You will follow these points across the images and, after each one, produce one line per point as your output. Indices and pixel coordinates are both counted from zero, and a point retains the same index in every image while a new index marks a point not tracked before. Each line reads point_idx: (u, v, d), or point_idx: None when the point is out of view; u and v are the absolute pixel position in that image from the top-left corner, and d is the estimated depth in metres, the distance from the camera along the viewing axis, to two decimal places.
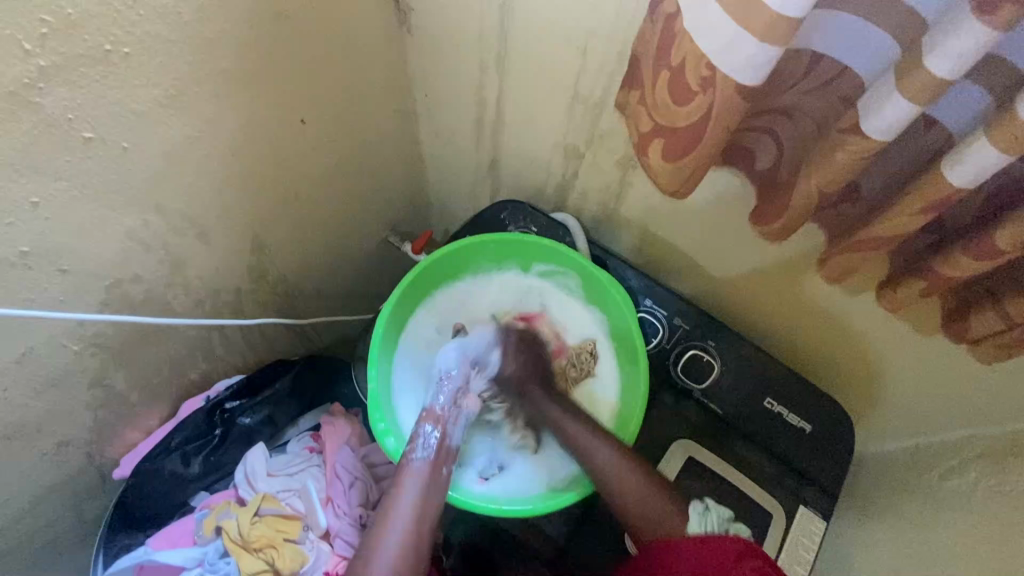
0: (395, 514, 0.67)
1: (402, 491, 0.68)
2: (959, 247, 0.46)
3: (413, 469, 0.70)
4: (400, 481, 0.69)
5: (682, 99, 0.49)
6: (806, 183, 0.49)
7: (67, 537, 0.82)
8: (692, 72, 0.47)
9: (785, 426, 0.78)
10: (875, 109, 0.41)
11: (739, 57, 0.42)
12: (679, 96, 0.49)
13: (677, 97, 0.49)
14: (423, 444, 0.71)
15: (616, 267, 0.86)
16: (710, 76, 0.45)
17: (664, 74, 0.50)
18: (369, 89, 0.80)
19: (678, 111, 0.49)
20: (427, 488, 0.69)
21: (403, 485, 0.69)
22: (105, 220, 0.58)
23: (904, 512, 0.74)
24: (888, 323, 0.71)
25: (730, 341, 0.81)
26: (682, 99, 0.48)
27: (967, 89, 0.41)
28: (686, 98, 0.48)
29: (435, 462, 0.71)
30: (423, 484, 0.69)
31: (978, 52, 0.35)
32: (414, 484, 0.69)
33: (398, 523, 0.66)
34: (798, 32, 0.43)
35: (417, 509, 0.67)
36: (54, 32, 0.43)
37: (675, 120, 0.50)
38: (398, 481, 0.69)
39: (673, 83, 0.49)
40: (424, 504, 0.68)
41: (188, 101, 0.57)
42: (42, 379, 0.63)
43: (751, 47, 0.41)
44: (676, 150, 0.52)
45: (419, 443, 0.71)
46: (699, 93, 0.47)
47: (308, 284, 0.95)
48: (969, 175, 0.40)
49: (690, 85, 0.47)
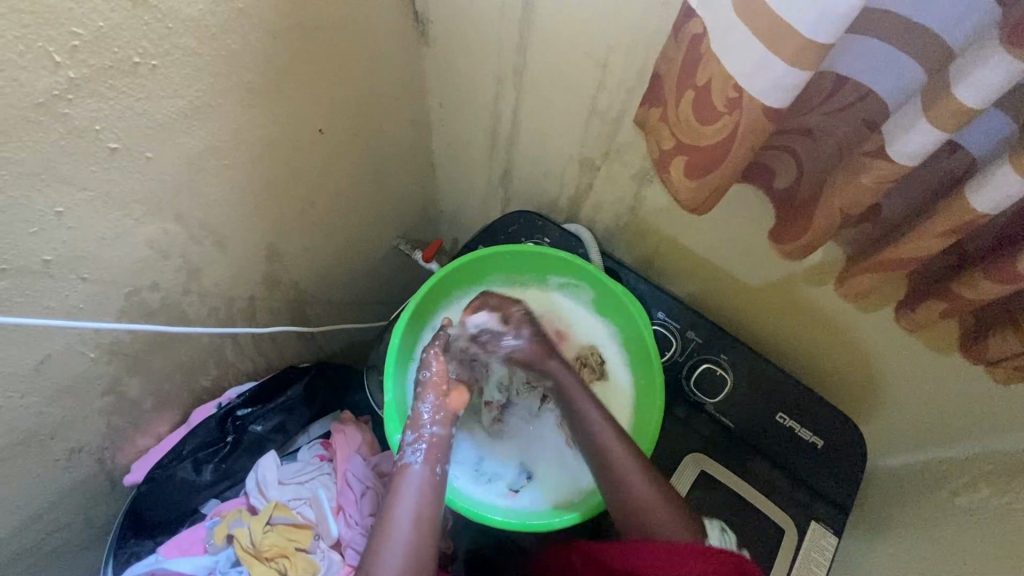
0: (395, 524, 0.64)
1: (401, 498, 0.65)
2: (981, 270, 0.46)
3: (409, 474, 0.66)
4: (397, 487, 0.66)
5: (707, 118, 0.49)
6: (829, 203, 0.49)
7: (79, 542, 0.82)
8: (718, 91, 0.47)
9: (797, 442, 0.77)
10: (901, 133, 0.41)
11: (768, 80, 0.42)
12: (705, 114, 0.49)
13: (702, 115, 0.49)
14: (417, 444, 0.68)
15: (629, 279, 0.85)
16: (736, 97, 0.45)
17: (689, 93, 0.50)
18: (386, 99, 0.80)
19: (703, 129, 0.49)
20: (424, 497, 0.66)
21: (400, 492, 0.66)
22: (127, 229, 0.58)
23: (917, 530, 0.74)
24: (903, 341, 0.71)
25: (745, 356, 0.80)
26: (707, 119, 0.49)
27: (993, 119, 0.41)
28: (713, 118, 0.48)
29: (429, 463, 0.68)
30: (419, 489, 0.66)
31: (1009, 81, 0.35)
32: (411, 492, 0.65)
33: (399, 534, 0.64)
34: (823, 57, 0.43)
35: (415, 517, 0.65)
36: (85, 44, 0.44)
37: (700, 138, 0.50)
38: (397, 485, 0.66)
39: (697, 102, 0.49)
40: (422, 517, 0.65)
41: (210, 112, 0.57)
42: (59, 385, 0.63)
43: (780, 70, 0.41)
44: (699, 168, 0.53)
45: (412, 446, 0.68)
46: (725, 113, 0.47)
47: (320, 292, 0.95)
48: (995, 201, 0.40)
49: (717, 105, 0.47)
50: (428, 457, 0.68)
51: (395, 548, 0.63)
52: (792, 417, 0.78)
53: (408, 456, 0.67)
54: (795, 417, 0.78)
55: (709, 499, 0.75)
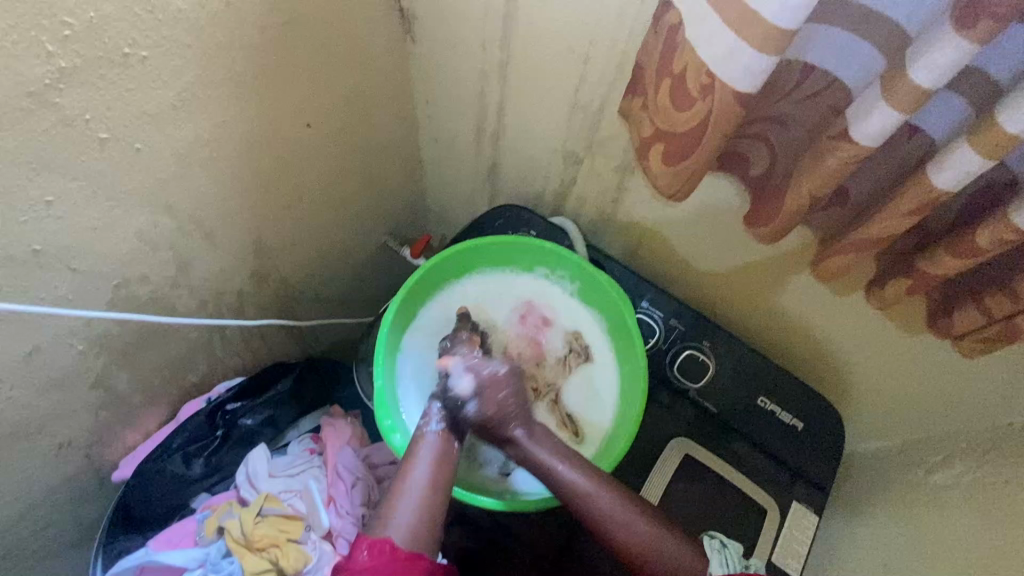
0: (409, 483, 0.65)
1: (417, 461, 0.67)
2: (943, 247, 0.48)
3: (427, 440, 0.68)
4: (415, 450, 0.68)
5: (682, 105, 0.51)
6: (799, 186, 0.51)
7: (66, 540, 0.81)
8: (693, 78, 0.49)
9: (777, 424, 0.80)
10: (864, 115, 0.43)
11: (737, 67, 0.44)
12: (681, 102, 0.51)
13: (678, 103, 0.51)
14: (440, 413, 0.70)
15: (613, 270, 0.87)
16: (710, 84, 0.47)
17: (666, 82, 0.53)
18: (374, 95, 0.81)
19: (680, 116, 0.52)
20: (438, 464, 0.67)
21: (417, 455, 0.67)
22: (117, 220, 0.59)
23: (895, 508, 0.76)
24: (876, 325, 0.74)
25: (726, 342, 0.83)
26: (683, 106, 0.51)
27: (949, 100, 0.43)
28: (688, 105, 0.50)
29: (449, 434, 0.70)
30: (435, 455, 0.67)
31: (959, 63, 0.37)
32: (427, 457, 0.67)
33: (413, 492, 0.64)
34: (790, 43, 0.45)
35: (430, 481, 0.65)
36: (76, 34, 0.45)
37: (676, 125, 0.53)
38: (414, 451, 0.67)
39: (674, 91, 0.52)
40: (438, 483, 0.66)
41: (199, 104, 0.58)
42: (48, 378, 0.63)
43: (749, 57, 0.43)
44: (676, 154, 0.55)
45: (434, 415, 0.70)
46: (698, 99, 0.49)
47: (309, 287, 0.96)
48: (953, 177, 0.42)
49: (691, 92, 0.49)
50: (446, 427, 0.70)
51: (409, 505, 0.63)
52: (772, 401, 0.81)
53: (430, 424, 0.69)
54: (775, 401, 0.81)
55: (695, 483, 0.77)
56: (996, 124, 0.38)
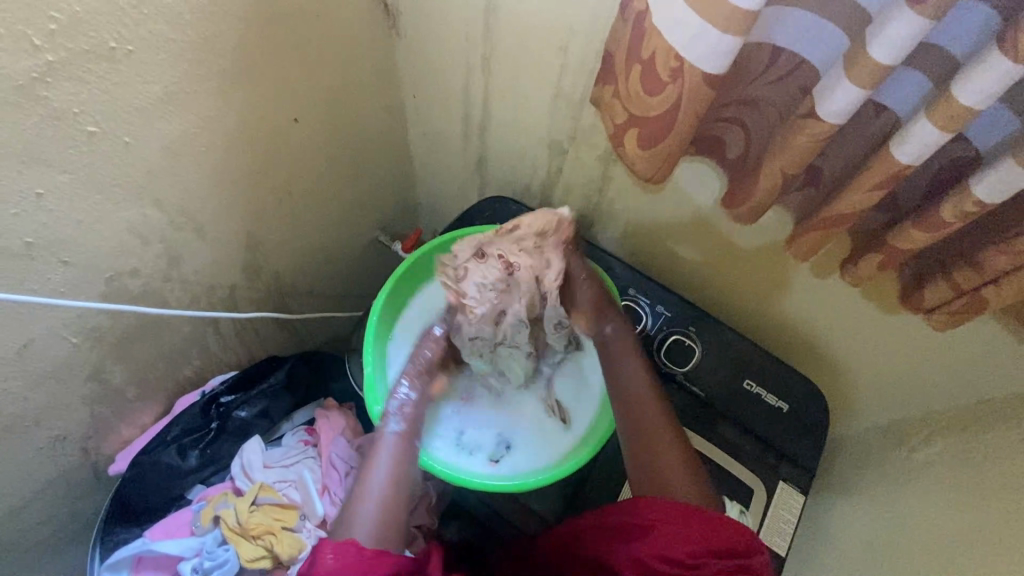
0: (370, 484, 0.67)
1: (377, 459, 0.69)
2: (909, 222, 0.50)
3: (387, 441, 0.71)
4: (375, 452, 0.70)
5: (653, 90, 0.52)
6: (771, 166, 0.53)
7: (64, 534, 0.82)
8: (662, 63, 0.50)
9: (763, 406, 0.81)
10: (829, 93, 0.45)
11: (706, 48, 0.46)
12: (651, 86, 0.52)
13: (650, 88, 0.52)
14: (398, 413, 0.73)
15: (600, 258, 0.89)
16: (678, 67, 0.49)
17: (636, 68, 0.54)
18: (361, 90, 0.83)
19: (650, 100, 0.53)
20: (399, 460, 0.70)
21: (378, 456, 0.70)
22: (107, 213, 0.60)
23: (880, 486, 0.78)
24: (857, 306, 0.75)
25: (711, 327, 0.84)
26: (655, 90, 0.52)
27: (908, 76, 0.45)
28: (658, 89, 0.52)
29: (406, 433, 0.72)
30: (395, 451, 0.70)
31: (916, 38, 0.39)
32: (386, 456, 0.69)
33: (375, 491, 0.67)
34: (754, 24, 0.47)
35: (391, 476, 0.68)
36: (63, 28, 0.46)
37: (648, 109, 0.54)
38: (374, 450, 0.70)
39: (644, 76, 0.53)
40: (397, 480, 0.68)
41: (186, 98, 0.59)
42: (41, 370, 0.64)
43: (716, 39, 0.45)
44: (649, 138, 0.56)
45: (393, 415, 0.72)
46: (669, 83, 0.50)
47: (301, 282, 0.97)
48: (914, 152, 0.44)
49: (661, 75, 0.50)
50: (405, 427, 0.72)
51: (370, 505, 0.66)
52: (757, 383, 0.82)
53: (389, 425, 0.72)
54: (760, 383, 0.82)
55: None
56: (953, 98, 0.40)
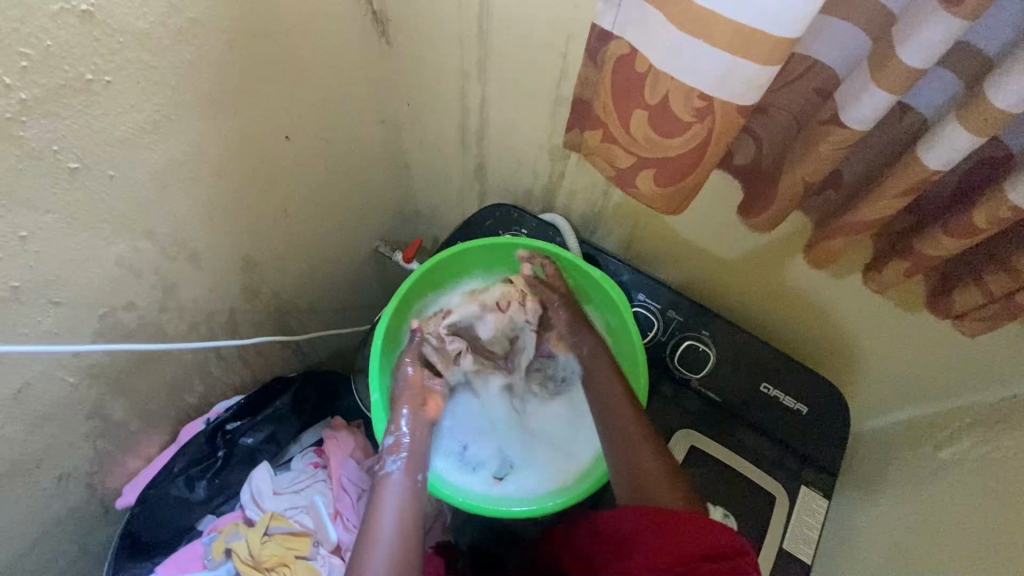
0: (377, 534, 0.62)
1: (382, 505, 0.64)
2: (940, 227, 0.47)
3: (389, 482, 0.67)
4: (379, 498, 0.65)
5: (672, 131, 0.51)
6: (792, 174, 0.50)
7: (74, 570, 0.81)
8: (682, 103, 0.48)
9: (782, 409, 0.79)
10: (853, 102, 0.42)
11: (739, 82, 0.44)
12: (669, 128, 0.51)
13: (666, 130, 0.51)
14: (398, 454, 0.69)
15: (608, 263, 0.86)
16: (705, 107, 0.47)
17: (639, 112, 0.53)
18: (356, 101, 0.79)
19: (672, 141, 0.51)
20: (406, 500, 0.65)
21: (382, 500, 0.65)
22: (96, 249, 0.57)
23: (907, 487, 0.76)
24: (877, 304, 0.73)
25: (725, 331, 0.82)
26: (676, 130, 0.51)
27: (938, 76, 0.43)
28: (680, 129, 0.50)
29: (409, 471, 0.68)
30: (401, 493, 0.66)
31: (947, 41, 0.36)
32: (392, 498, 0.65)
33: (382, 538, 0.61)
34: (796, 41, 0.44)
35: (399, 522, 0.63)
36: (34, 64, 0.43)
37: (668, 150, 0.53)
38: (379, 497, 0.65)
39: (654, 119, 0.52)
40: (405, 520, 0.63)
41: (172, 125, 0.57)
42: (40, 414, 0.62)
43: (753, 70, 0.42)
44: (668, 176, 0.55)
45: (389, 454, 0.68)
46: (695, 122, 0.49)
47: (302, 300, 0.95)
48: (945, 157, 0.42)
49: (682, 115, 0.49)
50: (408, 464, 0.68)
51: (378, 554, 0.60)
52: (775, 386, 0.80)
53: (387, 465, 0.68)
54: (779, 385, 0.80)
55: (703, 472, 0.76)
56: (989, 104, 0.38)
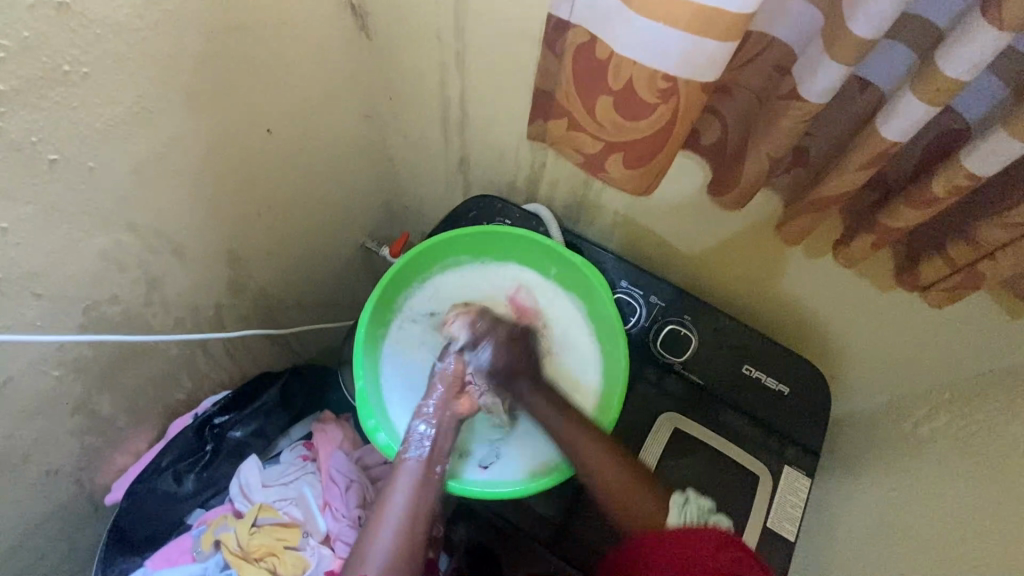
0: (387, 514, 0.68)
1: (395, 490, 0.69)
2: (902, 198, 0.48)
3: (406, 467, 0.70)
4: (395, 478, 0.69)
5: (639, 114, 0.52)
6: (758, 150, 0.51)
7: (64, 567, 0.81)
8: (647, 86, 0.49)
9: (763, 390, 0.80)
10: (810, 76, 0.43)
11: (701, 58, 0.45)
12: (636, 111, 0.52)
13: (634, 113, 0.52)
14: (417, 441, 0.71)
15: (591, 251, 0.87)
16: (670, 86, 0.48)
17: (604, 98, 0.54)
18: (337, 95, 0.80)
19: (640, 123, 0.52)
20: (418, 488, 0.69)
21: (397, 484, 0.69)
22: (78, 241, 0.58)
23: (890, 464, 0.77)
24: (853, 284, 0.74)
25: (706, 315, 0.83)
26: (642, 112, 0.52)
27: (890, 49, 0.44)
28: (647, 111, 0.51)
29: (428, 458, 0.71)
30: (414, 482, 0.69)
31: (894, 10, 0.37)
32: (405, 483, 0.69)
33: (392, 521, 0.68)
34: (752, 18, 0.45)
35: (407, 509, 0.68)
36: (12, 55, 0.43)
37: (636, 132, 0.54)
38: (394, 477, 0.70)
39: (620, 104, 0.53)
40: (415, 508, 0.68)
41: (153, 117, 0.57)
42: (25, 408, 0.62)
43: (713, 45, 0.44)
44: (638, 158, 0.57)
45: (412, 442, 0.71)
46: (661, 103, 0.50)
47: (288, 295, 0.96)
48: (902, 128, 0.43)
49: (648, 98, 0.50)
50: (427, 456, 0.71)
51: (384, 536, 0.67)
52: (757, 367, 0.81)
53: (409, 450, 0.70)
54: (760, 367, 0.81)
55: (686, 454, 0.77)
56: (939, 73, 0.39)
